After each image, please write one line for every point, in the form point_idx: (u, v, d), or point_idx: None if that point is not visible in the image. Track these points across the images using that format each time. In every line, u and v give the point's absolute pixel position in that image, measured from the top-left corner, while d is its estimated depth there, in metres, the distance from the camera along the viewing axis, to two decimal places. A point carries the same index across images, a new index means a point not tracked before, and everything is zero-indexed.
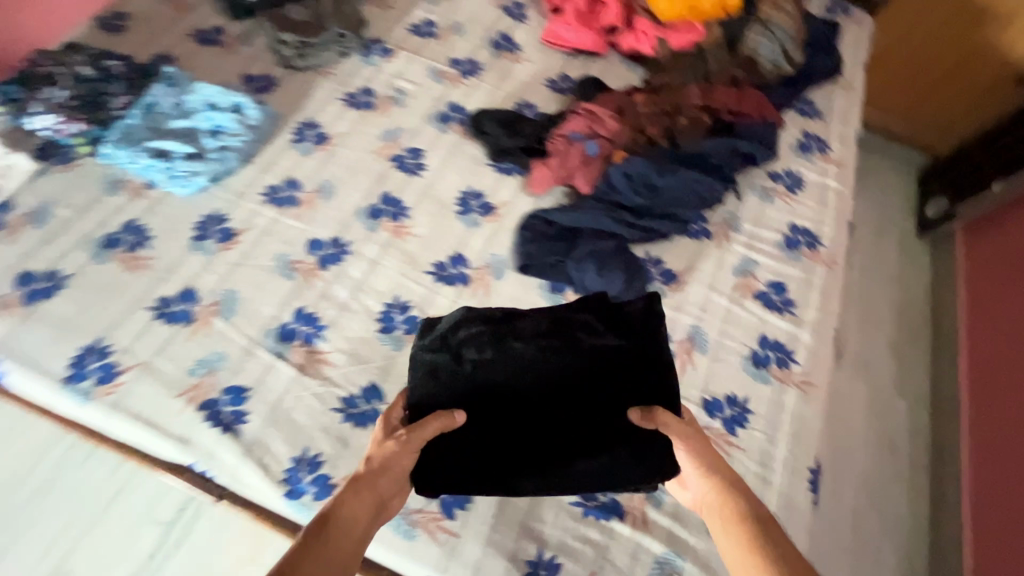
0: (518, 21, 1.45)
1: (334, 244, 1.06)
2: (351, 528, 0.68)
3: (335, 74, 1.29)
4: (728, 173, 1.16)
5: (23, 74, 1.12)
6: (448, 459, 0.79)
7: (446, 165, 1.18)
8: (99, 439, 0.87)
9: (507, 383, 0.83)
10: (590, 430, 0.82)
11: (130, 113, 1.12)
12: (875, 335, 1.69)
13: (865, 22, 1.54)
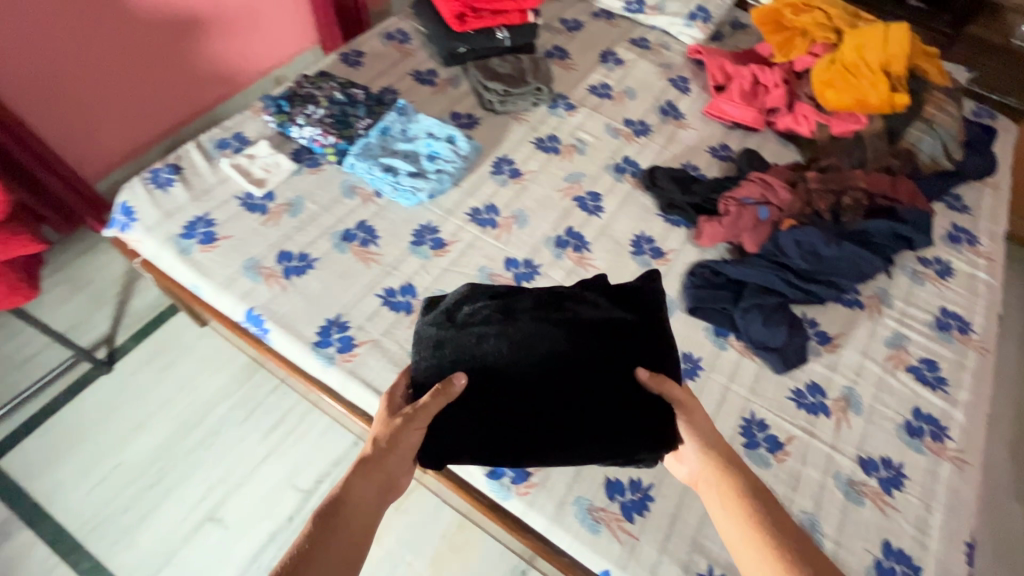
0: (682, 93, 1.63)
1: (527, 264, 1.21)
2: (368, 495, 0.74)
3: (527, 120, 1.49)
4: (887, 253, 1.24)
5: (290, 92, 1.36)
6: (451, 423, 0.88)
7: (621, 210, 1.34)
8: (334, 398, 1.03)
9: (507, 358, 0.90)
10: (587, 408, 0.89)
11: (370, 133, 1.33)
12: (993, 433, 1.68)
13: (1012, 129, 1.62)
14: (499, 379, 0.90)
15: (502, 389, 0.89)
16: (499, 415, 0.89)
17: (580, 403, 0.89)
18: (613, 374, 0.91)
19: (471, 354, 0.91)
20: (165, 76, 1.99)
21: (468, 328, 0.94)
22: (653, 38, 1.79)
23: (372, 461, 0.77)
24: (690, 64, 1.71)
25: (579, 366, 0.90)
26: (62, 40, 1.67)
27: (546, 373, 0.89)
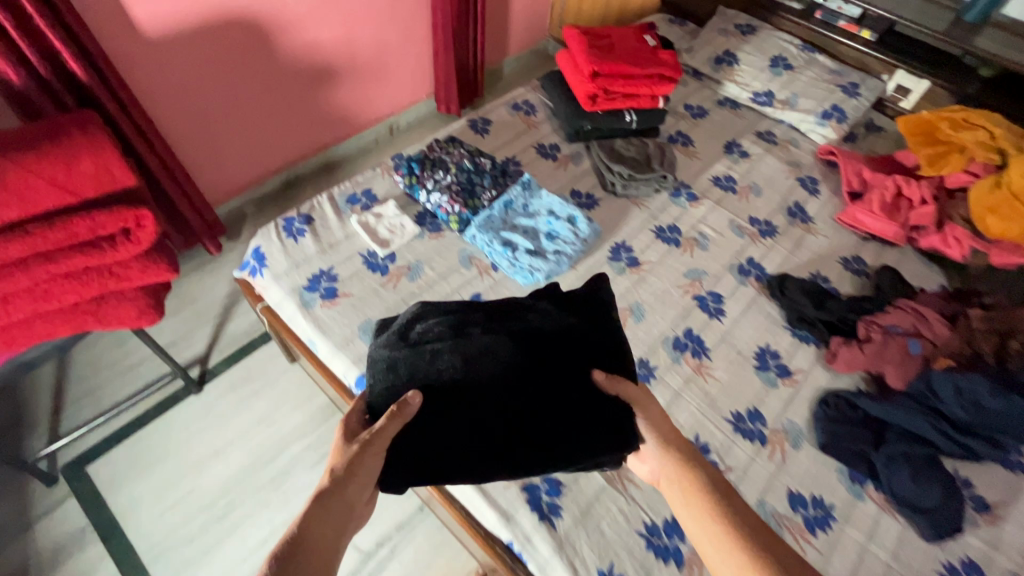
0: (811, 194, 1.55)
1: (642, 365, 1.14)
2: (341, 513, 0.73)
3: (647, 206, 1.45)
4: None
5: (421, 155, 1.40)
6: (410, 443, 0.88)
7: (743, 316, 1.25)
8: None
9: (462, 373, 0.92)
10: (548, 416, 0.91)
11: (492, 205, 1.33)
12: None
13: None
14: (459, 392, 0.91)
15: (461, 402, 0.90)
16: (457, 432, 0.89)
17: (542, 417, 0.91)
18: (570, 381, 0.94)
19: (429, 371, 0.92)
20: (298, 115, 2.12)
21: (426, 347, 0.96)
22: (780, 132, 1.73)
23: (328, 492, 0.74)
24: (820, 165, 1.64)
25: (539, 381, 0.93)
26: (224, 81, 1.80)
27: (504, 386, 0.92)
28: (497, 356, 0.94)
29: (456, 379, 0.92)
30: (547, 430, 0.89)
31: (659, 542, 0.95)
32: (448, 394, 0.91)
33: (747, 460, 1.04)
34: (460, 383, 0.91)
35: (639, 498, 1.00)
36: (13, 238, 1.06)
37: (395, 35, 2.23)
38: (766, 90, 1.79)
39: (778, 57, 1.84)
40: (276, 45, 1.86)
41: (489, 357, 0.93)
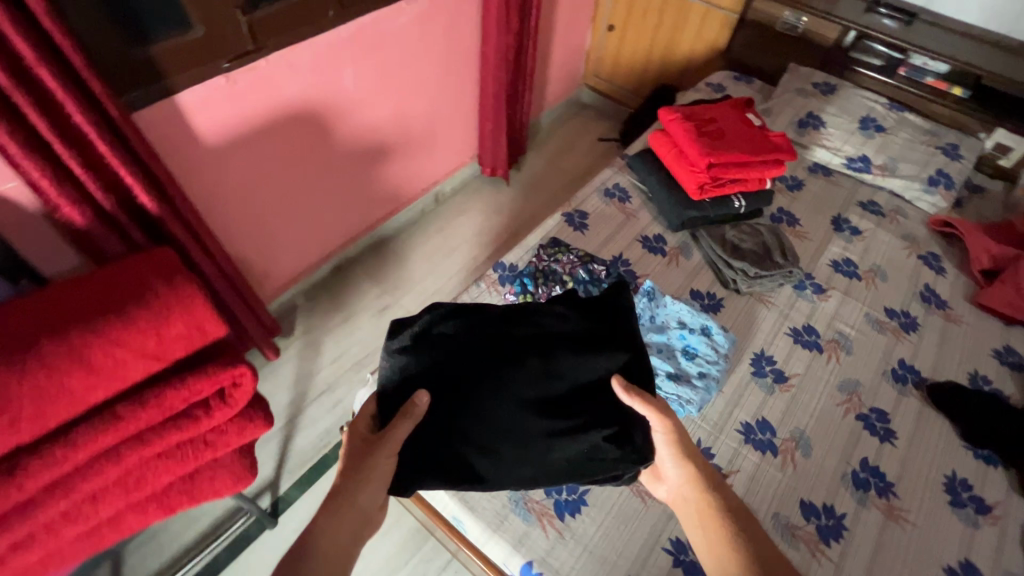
0: (937, 273, 1.44)
1: (829, 513, 1.00)
2: (342, 524, 0.83)
3: (775, 304, 1.33)
4: None
5: (531, 267, 1.28)
6: (415, 446, 0.94)
7: (916, 436, 1.12)
8: None
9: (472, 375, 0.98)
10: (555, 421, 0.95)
11: None
12: None
13: None
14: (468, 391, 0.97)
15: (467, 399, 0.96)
16: (460, 426, 0.95)
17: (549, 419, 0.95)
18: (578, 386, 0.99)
19: (439, 366, 0.99)
20: (350, 198, 1.97)
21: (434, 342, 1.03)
22: (883, 201, 1.63)
23: (337, 500, 0.84)
24: (936, 238, 1.53)
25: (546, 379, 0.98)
26: (279, 176, 1.65)
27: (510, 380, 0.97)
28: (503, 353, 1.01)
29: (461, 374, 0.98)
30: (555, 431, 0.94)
31: None
32: (454, 393, 0.97)
33: None
34: (467, 383, 0.97)
35: None
36: (99, 427, 0.89)
37: (445, 106, 2.10)
38: (860, 154, 1.69)
39: (867, 118, 1.75)
40: (332, 134, 1.72)
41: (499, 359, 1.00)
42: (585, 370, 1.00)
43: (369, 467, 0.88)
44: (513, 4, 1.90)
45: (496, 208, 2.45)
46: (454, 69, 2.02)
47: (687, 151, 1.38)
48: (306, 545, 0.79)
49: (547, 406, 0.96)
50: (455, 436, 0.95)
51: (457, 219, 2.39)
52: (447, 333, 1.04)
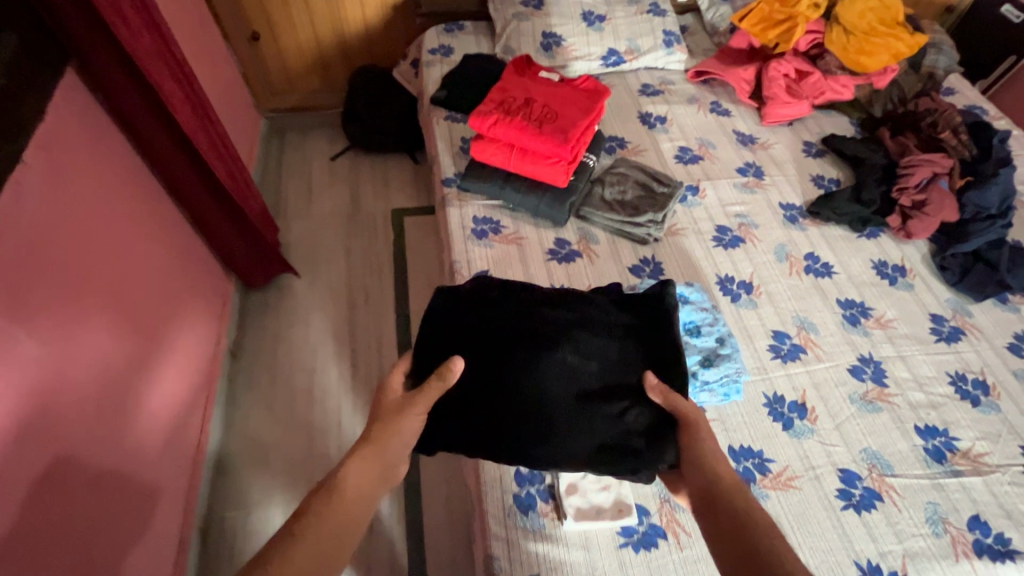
0: (729, 116, 1.64)
1: (866, 362, 1.15)
2: (359, 492, 0.71)
3: (685, 228, 1.35)
4: (1003, 152, 1.40)
5: None
6: (442, 420, 0.89)
7: (837, 253, 1.33)
8: None
9: (505, 348, 0.90)
10: (584, 396, 0.87)
11: None
12: None
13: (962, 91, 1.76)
14: (503, 375, 0.88)
15: (497, 385, 0.88)
16: (486, 412, 0.88)
17: (584, 394, 0.87)
18: (612, 381, 0.89)
19: (478, 337, 0.91)
20: (151, 458, 1.28)
21: (470, 309, 0.96)
22: (649, 79, 1.74)
23: (367, 446, 0.75)
24: (703, 87, 1.72)
25: (575, 358, 0.89)
26: (47, 552, 0.94)
27: (540, 358, 0.88)
28: (534, 340, 0.90)
29: (498, 360, 0.89)
30: (575, 397, 0.87)
31: None
32: (490, 376, 0.88)
33: (977, 354, 1.18)
34: (504, 357, 0.89)
35: (999, 459, 1.04)
36: None
37: (161, 260, 1.43)
38: (607, 49, 1.73)
39: (585, 12, 1.77)
40: (70, 427, 1.03)
41: (549, 329, 0.91)
42: (629, 366, 0.89)
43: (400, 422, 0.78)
44: (178, 75, 1.31)
45: (305, 308, 1.91)
46: (136, 207, 1.34)
47: (550, 146, 1.19)
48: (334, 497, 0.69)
49: (577, 384, 0.87)
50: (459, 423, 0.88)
51: (277, 355, 1.80)
52: (492, 304, 0.97)
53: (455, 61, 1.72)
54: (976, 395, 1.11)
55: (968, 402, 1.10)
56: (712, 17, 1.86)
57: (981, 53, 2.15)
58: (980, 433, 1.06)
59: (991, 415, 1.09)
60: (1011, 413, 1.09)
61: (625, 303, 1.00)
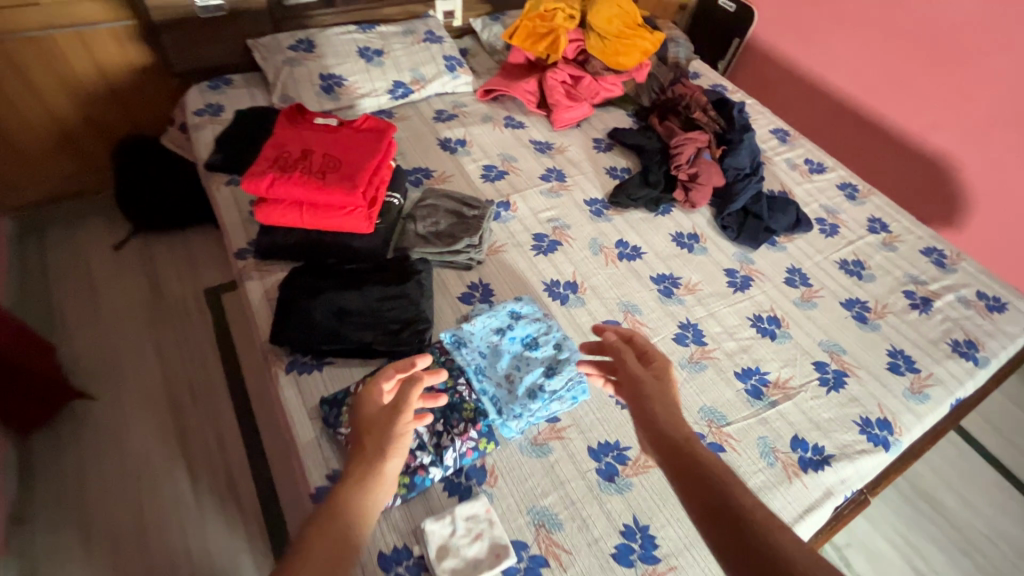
0: (522, 127, 1.72)
1: (686, 328, 1.26)
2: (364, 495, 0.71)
3: (504, 247, 1.37)
4: (742, 120, 1.68)
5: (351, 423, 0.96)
6: (276, 326, 1.06)
7: (641, 235, 1.46)
8: None
9: (315, 286, 1.11)
10: (374, 311, 1.09)
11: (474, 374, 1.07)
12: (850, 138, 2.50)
13: (707, 74, 2.06)
14: (313, 300, 1.08)
15: (305, 303, 1.08)
16: (296, 325, 1.06)
17: (377, 308, 1.10)
18: (398, 288, 1.13)
19: (302, 278, 1.13)
20: None
21: (302, 266, 1.17)
22: (442, 104, 1.75)
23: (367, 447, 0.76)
24: (494, 104, 1.78)
25: (374, 281, 1.13)
26: None
27: (339, 292, 1.10)
28: (346, 277, 1.14)
29: (300, 298, 1.09)
30: (370, 310, 1.09)
31: (831, 380, 1.21)
32: (306, 301, 1.08)
33: (764, 295, 1.36)
34: (316, 290, 1.10)
35: (802, 381, 1.20)
36: None
37: None
38: (393, 83, 1.72)
39: (362, 50, 1.74)
40: None
41: (354, 276, 1.14)
42: (413, 298, 1.12)
43: (394, 432, 0.77)
44: None
45: (111, 432, 1.55)
46: None
47: (337, 195, 1.12)
48: (344, 511, 0.67)
49: (369, 302, 1.10)
50: (282, 332, 1.06)
51: (80, 503, 1.43)
52: (318, 262, 1.17)
53: (228, 119, 1.55)
54: (773, 330, 1.29)
55: (768, 337, 1.27)
56: (488, 37, 1.95)
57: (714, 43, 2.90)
58: (780, 361, 1.23)
59: (786, 344, 1.26)
60: (800, 337, 1.28)
61: (386, 262, 1.18)
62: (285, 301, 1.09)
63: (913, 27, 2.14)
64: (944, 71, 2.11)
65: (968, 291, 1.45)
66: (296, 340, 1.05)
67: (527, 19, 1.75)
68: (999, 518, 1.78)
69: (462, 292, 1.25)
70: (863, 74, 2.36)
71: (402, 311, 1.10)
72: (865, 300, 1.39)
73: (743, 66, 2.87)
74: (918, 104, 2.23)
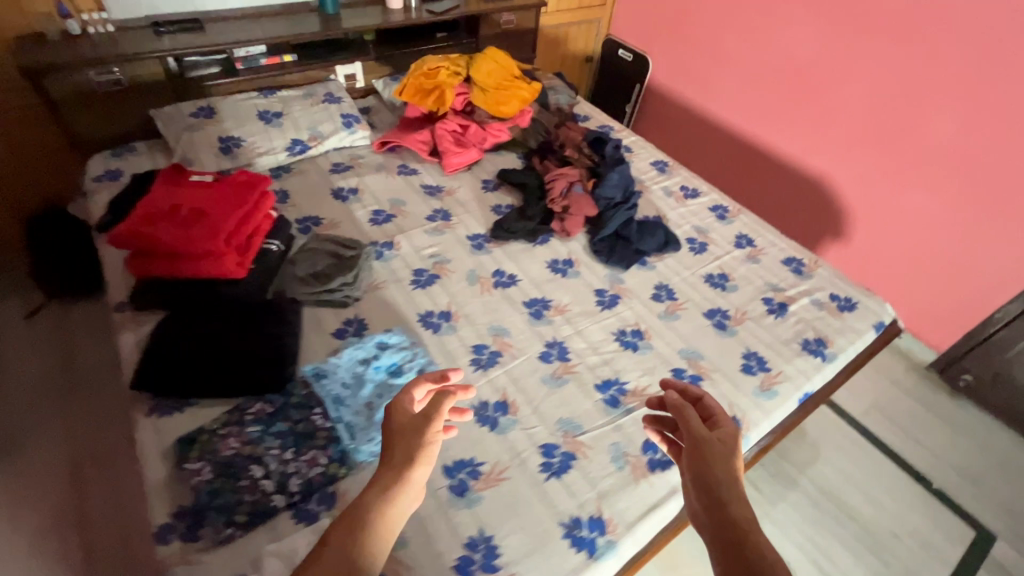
0: (415, 173, 1.84)
1: (552, 346, 1.34)
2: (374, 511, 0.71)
3: (384, 282, 1.45)
4: (615, 154, 1.85)
5: (201, 458, 0.99)
6: (140, 371, 1.11)
7: (518, 264, 1.55)
8: (647, 551, 1.04)
9: (184, 331, 1.18)
10: (239, 347, 1.17)
11: (335, 403, 1.13)
12: (744, 165, 2.70)
13: (596, 116, 2.25)
14: (180, 345, 1.15)
15: (171, 348, 1.14)
16: (161, 369, 1.11)
17: (242, 344, 1.17)
18: (265, 326, 1.22)
19: (171, 325, 1.19)
20: None
21: (173, 312, 1.23)
22: (340, 158, 1.88)
23: (393, 463, 0.76)
24: (390, 155, 1.91)
25: (242, 321, 1.22)
26: None
27: (206, 334, 1.18)
28: (214, 320, 1.21)
29: (167, 342, 1.15)
30: (236, 347, 1.16)
31: (687, 385, 1.28)
32: (171, 347, 1.15)
33: (631, 311, 1.46)
34: (184, 333, 1.17)
35: (659, 387, 1.28)
36: None
37: None
38: (290, 141, 1.84)
39: (262, 113, 1.87)
40: None
41: (223, 316, 1.22)
42: (279, 334, 1.21)
43: (422, 438, 0.78)
44: None
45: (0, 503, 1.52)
46: None
47: (201, 242, 1.22)
48: (363, 526, 0.69)
49: (236, 340, 1.18)
50: (144, 377, 1.10)
51: None
52: (188, 307, 1.23)
53: (125, 183, 1.64)
54: (635, 341, 1.37)
55: (630, 349, 1.35)
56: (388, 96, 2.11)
57: (618, 93, 3.17)
58: (640, 371, 1.31)
59: (647, 355, 1.35)
60: (660, 347, 1.37)
61: (258, 302, 1.27)
62: (151, 347, 1.15)
63: (789, 58, 2.35)
64: (818, 97, 2.30)
65: (823, 295, 1.57)
66: (158, 382, 1.10)
67: (413, 79, 1.91)
68: (904, 514, 1.83)
69: (338, 328, 1.32)
70: (754, 103, 2.55)
71: (267, 346, 1.19)
72: (726, 309, 1.50)
73: (648, 110, 3.12)
74: (803, 129, 2.40)
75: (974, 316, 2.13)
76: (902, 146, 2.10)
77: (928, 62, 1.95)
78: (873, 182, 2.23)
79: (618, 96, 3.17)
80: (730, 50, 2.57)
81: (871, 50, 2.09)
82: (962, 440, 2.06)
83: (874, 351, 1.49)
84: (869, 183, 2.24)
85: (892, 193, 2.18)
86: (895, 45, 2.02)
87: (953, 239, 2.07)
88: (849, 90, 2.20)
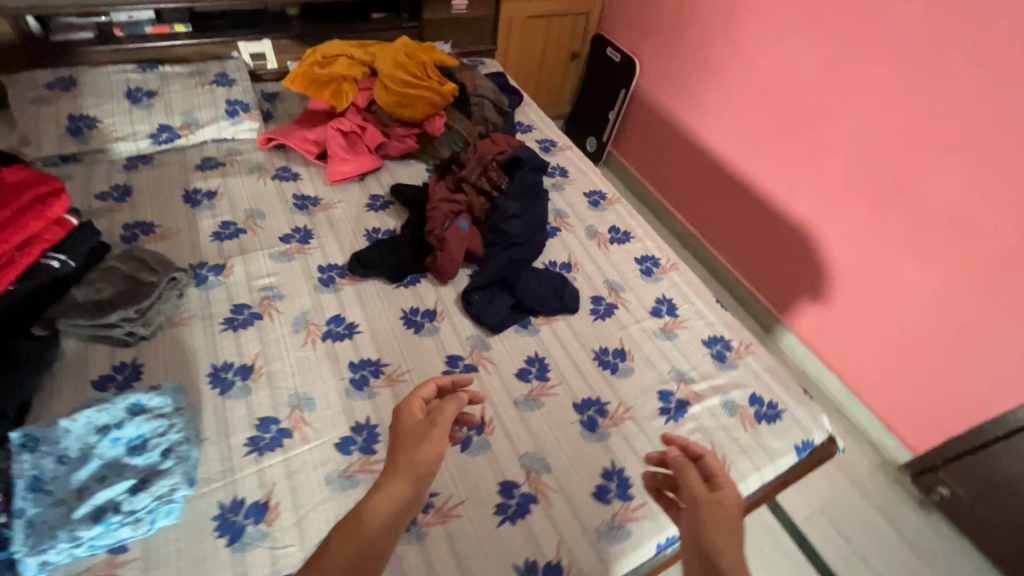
0: (295, 179, 1.57)
1: (359, 430, 1.06)
2: (370, 517, 0.68)
3: (192, 316, 1.20)
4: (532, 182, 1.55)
5: None
6: None
7: (367, 310, 1.28)
8: None
9: None
10: None
11: (30, 488, 0.88)
12: (721, 200, 2.30)
13: (541, 126, 1.91)
14: None
15: None
16: None
17: None
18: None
19: None
20: None
21: None
22: (214, 152, 1.62)
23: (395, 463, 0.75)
24: (274, 153, 1.64)
25: None
26: None
27: None
28: None
29: None
30: None
31: (512, 509, 1.00)
32: None
33: (481, 392, 1.16)
34: None
35: (474, 507, 0.99)
36: None
37: None
38: (158, 126, 1.58)
39: (132, 90, 1.61)
40: None
41: None
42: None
43: (427, 440, 0.77)
44: None
45: None
46: None
47: None
48: (361, 529, 0.67)
49: None
50: None
51: None
52: None
53: None
54: (468, 438, 1.08)
55: (458, 447, 1.07)
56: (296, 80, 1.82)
57: (598, 101, 2.78)
58: (458, 481, 1.02)
59: (478, 457, 1.06)
60: (500, 448, 1.08)
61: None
62: None
63: (781, 79, 1.93)
64: (809, 130, 1.88)
65: (741, 394, 1.25)
66: None
67: (305, 66, 1.61)
68: None
69: (103, 374, 1.08)
70: (739, 128, 2.13)
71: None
72: (606, 401, 1.19)
73: (631, 120, 2.70)
74: (790, 167, 1.98)
75: (960, 422, 1.73)
76: (895, 204, 1.69)
77: (936, 105, 1.54)
78: (861, 244, 1.82)
79: (598, 104, 2.78)
80: (719, 62, 2.15)
81: (868, 82, 1.68)
82: (920, 567, 1.70)
83: (787, 480, 1.16)
84: (858, 244, 1.83)
85: (882, 260, 1.77)
86: (897, 77, 1.60)
87: (949, 325, 1.66)
88: (840, 127, 1.79)
